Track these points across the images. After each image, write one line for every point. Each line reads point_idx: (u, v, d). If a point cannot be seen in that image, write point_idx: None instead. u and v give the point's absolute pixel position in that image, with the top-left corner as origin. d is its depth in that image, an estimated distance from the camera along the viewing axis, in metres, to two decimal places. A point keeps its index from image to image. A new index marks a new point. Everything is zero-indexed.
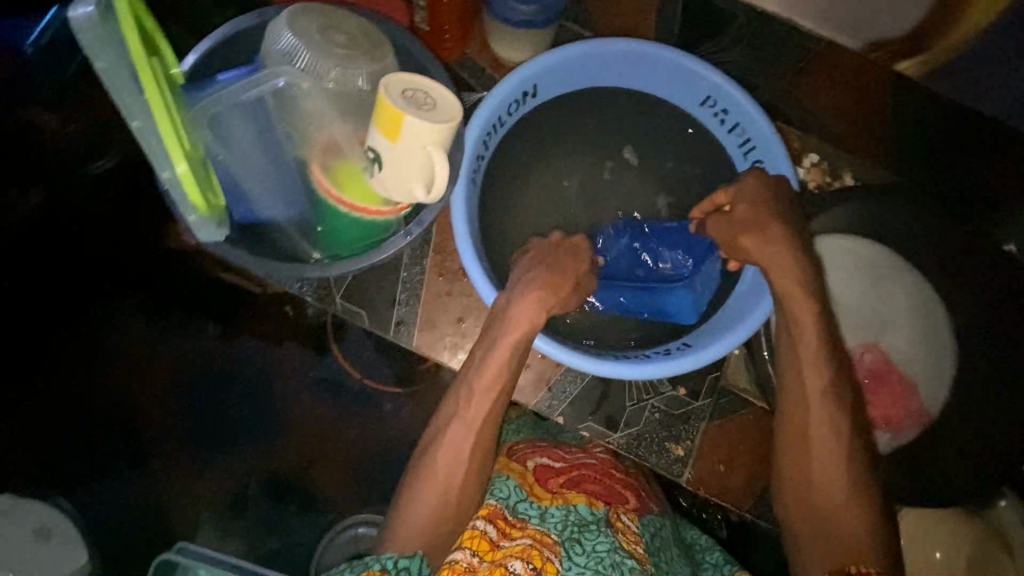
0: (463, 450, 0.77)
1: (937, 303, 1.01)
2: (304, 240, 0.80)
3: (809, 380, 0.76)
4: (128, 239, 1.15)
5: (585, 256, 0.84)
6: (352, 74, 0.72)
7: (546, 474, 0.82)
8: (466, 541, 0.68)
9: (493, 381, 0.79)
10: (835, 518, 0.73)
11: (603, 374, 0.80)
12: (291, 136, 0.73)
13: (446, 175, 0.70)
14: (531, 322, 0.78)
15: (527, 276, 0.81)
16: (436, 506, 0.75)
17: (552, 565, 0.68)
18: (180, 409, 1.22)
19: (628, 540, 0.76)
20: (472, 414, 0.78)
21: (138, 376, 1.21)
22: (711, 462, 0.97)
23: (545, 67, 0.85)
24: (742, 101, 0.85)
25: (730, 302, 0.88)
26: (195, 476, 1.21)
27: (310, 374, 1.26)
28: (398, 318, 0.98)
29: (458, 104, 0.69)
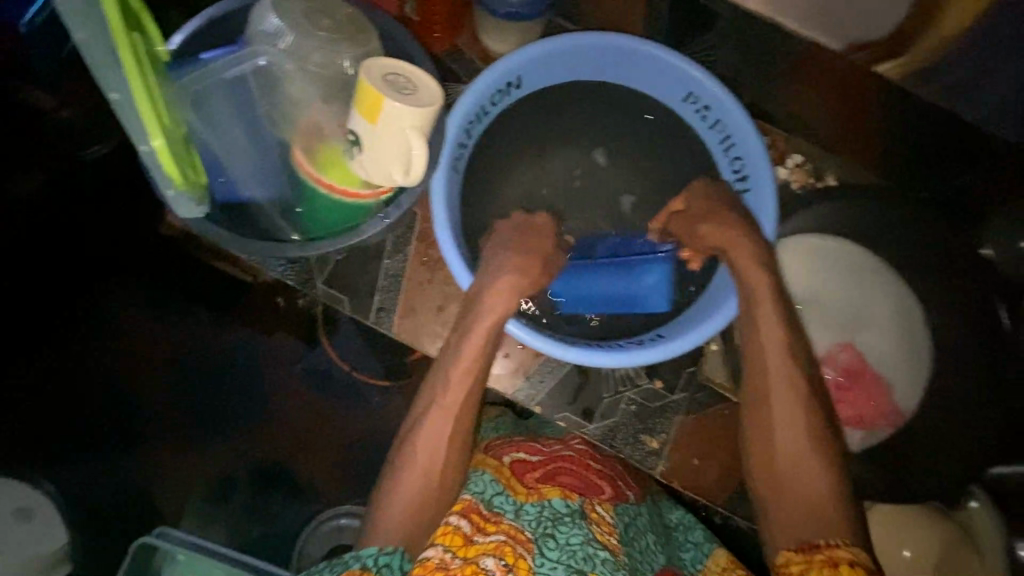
0: (440, 439, 0.77)
1: (914, 303, 1.01)
2: (285, 221, 0.81)
3: (775, 370, 0.78)
4: (129, 240, 1.16)
5: (551, 239, 0.86)
6: (336, 57, 0.73)
7: (521, 468, 0.81)
8: (439, 538, 0.68)
9: (467, 366, 0.79)
10: (812, 501, 0.73)
11: (576, 361, 0.81)
12: (272, 116, 0.74)
13: (425, 159, 0.71)
14: (504, 308, 0.79)
15: (500, 261, 0.81)
16: (416, 496, 0.75)
17: (525, 562, 0.69)
18: (174, 401, 1.24)
19: (602, 531, 0.75)
20: (447, 403, 0.78)
21: (135, 372, 1.22)
22: (686, 455, 0.98)
23: (529, 59, 0.86)
24: (723, 98, 0.86)
25: (703, 294, 0.90)
26: (182, 464, 1.23)
27: (297, 368, 1.27)
28: (379, 304, 0.98)
29: (438, 90, 0.71)
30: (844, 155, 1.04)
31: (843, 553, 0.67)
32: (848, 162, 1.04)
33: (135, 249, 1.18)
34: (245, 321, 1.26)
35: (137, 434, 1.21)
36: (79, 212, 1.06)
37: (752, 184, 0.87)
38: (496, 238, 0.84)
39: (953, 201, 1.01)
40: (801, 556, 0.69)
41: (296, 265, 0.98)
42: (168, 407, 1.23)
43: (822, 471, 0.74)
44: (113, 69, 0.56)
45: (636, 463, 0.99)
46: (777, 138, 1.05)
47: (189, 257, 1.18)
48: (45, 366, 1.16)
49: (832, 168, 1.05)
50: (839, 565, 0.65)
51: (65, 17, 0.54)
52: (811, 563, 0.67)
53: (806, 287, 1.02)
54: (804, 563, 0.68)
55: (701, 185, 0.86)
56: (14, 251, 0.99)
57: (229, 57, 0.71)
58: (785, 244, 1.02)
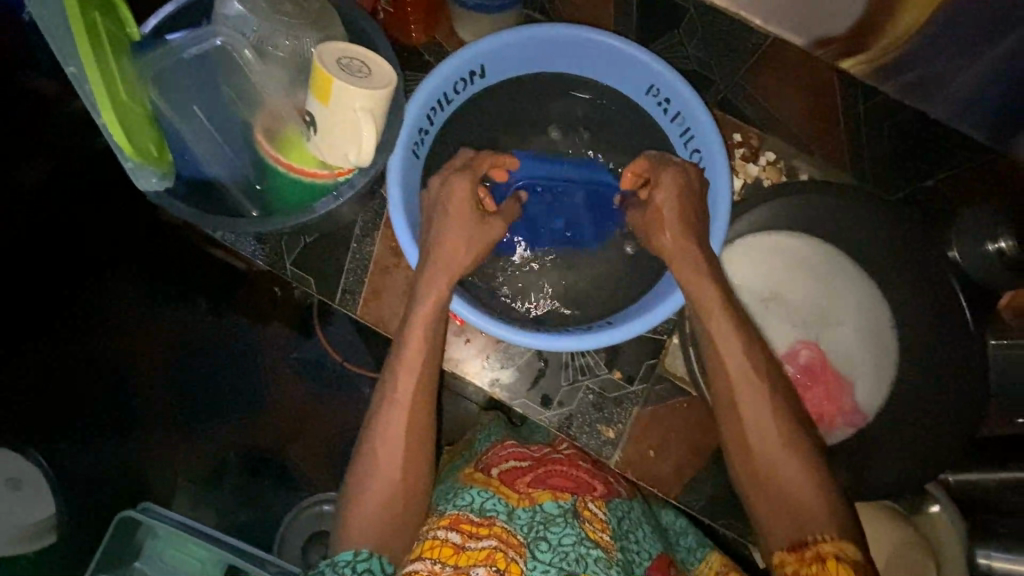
0: (394, 434, 0.77)
1: (885, 309, 1.00)
2: (247, 199, 0.84)
3: (735, 355, 0.77)
4: (128, 240, 1.20)
5: (467, 205, 0.83)
6: (295, 45, 0.76)
7: (512, 474, 0.82)
8: (427, 552, 0.69)
9: (419, 345, 0.81)
10: (799, 508, 0.70)
11: (522, 344, 0.84)
12: (234, 98, 0.78)
13: (374, 140, 0.73)
14: (439, 293, 0.81)
15: (448, 241, 0.82)
16: (385, 495, 0.75)
17: (517, 566, 0.69)
18: (174, 390, 1.29)
19: (595, 529, 0.75)
20: (404, 391, 0.79)
21: (136, 361, 1.27)
22: (642, 447, 0.99)
23: (492, 49, 0.88)
24: (681, 90, 0.87)
25: (655, 287, 0.92)
26: (177, 451, 1.29)
27: (292, 356, 1.31)
28: (345, 287, 1.01)
29: (392, 73, 0.73)
30: (821, 152, 1.02)
31: (829, 545, 0.66)
32: (820, 156, 1.02)
33: (133, 247, 1.23)
34: (242, 310, 1.30)
35: (137, 424, 1.26)
36: (79, 212, 1.07)
37: (708, 175, 0.88)
38: (443, 218, 0.82)
39: (925, 199, 1.00)
40: (793, 554, 0.67)
41: (267, 245, 1.00)
42: (168, 405, 1.29)
43: (787, 458, 0.73)
44: (68, 45, 0.60)
45: (592, 453, 0.99)
46: (752, 134, 1.02)
47: (187, 246, 1.25)
48: (45, 366, 1.12)
49: (806, 164, 1.02)
50: (826, 559, 0.64)
51: None
52: (804, 562, 0.66)
53: (771, 283, 1.02)
54: (797, 562, 0.66)
55: (675, 174, 0.83)
56: (14, 250, 0.99)
57: (187, 38, 0.73)
58: (745, 243, 1.01)
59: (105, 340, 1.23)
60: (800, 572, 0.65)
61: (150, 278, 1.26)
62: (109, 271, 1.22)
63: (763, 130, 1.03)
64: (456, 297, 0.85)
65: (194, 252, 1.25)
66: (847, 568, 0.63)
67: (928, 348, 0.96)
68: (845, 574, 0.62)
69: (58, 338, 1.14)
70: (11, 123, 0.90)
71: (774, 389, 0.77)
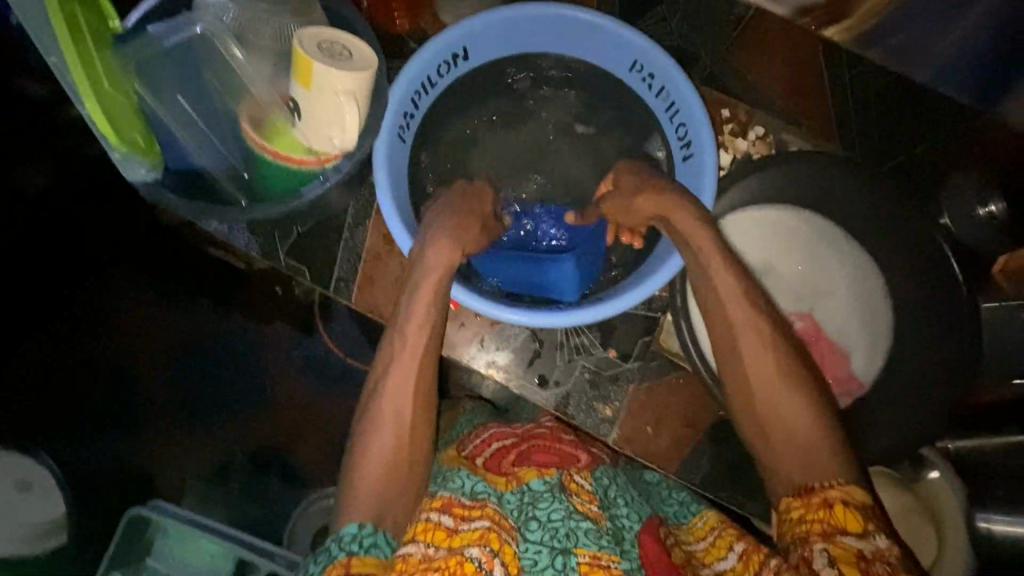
0: (403, 403, 0.75)
1: (875, 277, 1.01)
2: (235, 188, 0.85)
3: (743, 318, 0.76)
4: (128, 240, 1.19)
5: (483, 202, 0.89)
6: (273, 31, 0.79)
7: (496, 456, 0.81)
8: (420, 534, 0.70)
9: (423, 317, 0.78)
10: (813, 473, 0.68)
11: (510, 320, 0.85)
12: (217, 84, 0.79)
13: (357, 124, 0.74)
14: (446, 264, 0.80)
15: (438, 220, 0.82)
16: (387, 464, 0.74)
17: (509, 548, 0.70)
18: (171, 385, 1.30)
19: (582, 501, 0.76)
20: (408, 362, 0.77)
21: (137, 357, 1.28)
22: (639, 423, 0.99)
23: (474, 30, 0.87)
24: (665, 64, 0.87)
25: (653, 250, 0.92)
26: (181, 447, 1.29)
27: (294, 353, 1.33)
28: (338, 276, 1.02)
29: (373, 56, 0.74)
30: (810, 124, 1.00)
31: (836, 491, 0.66)
32: (806, 128, 1.00)
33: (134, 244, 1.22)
34: (243, 310, 1.31)
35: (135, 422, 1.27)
36: (80, 212, 1.05)
37: (696, 148, 0.87)
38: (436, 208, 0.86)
39: (924, 162, 0.98)
40: (800, 500, 0.67)
41: (259, 236, 1.01)
42: (168, 403, 1.30)
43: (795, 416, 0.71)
44: (46, 34, 0.61)
45: (590, 431, 1.00)
46: (739, 111, 1.01)
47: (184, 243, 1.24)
48: (46, 367, 1.17)
49: (794, 137, 1.00)
50: (834, 505, 0.65)
51: None
52: (809, 507, 0.66)
53: (762, 256, 1.01)
54: (803, 507, 0.66)
55: (625, 166, 0.91)
56: (14, 251, 0.96)
57: (167, 26, 0.73)
58: (740, 216, 1.01)
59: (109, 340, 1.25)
60: (805, 516, 0.66)
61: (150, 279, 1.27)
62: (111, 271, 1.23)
63: (750, 106, 1.01)
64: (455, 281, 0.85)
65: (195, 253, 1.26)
66: (855, 513, 0.64)
67: (926, 314, 0.96)
68: (854, 520, 0.63)
69: (58, 338, 1.18)
70: (11, 123, 0.87)
71: (775, 354, 0.75)
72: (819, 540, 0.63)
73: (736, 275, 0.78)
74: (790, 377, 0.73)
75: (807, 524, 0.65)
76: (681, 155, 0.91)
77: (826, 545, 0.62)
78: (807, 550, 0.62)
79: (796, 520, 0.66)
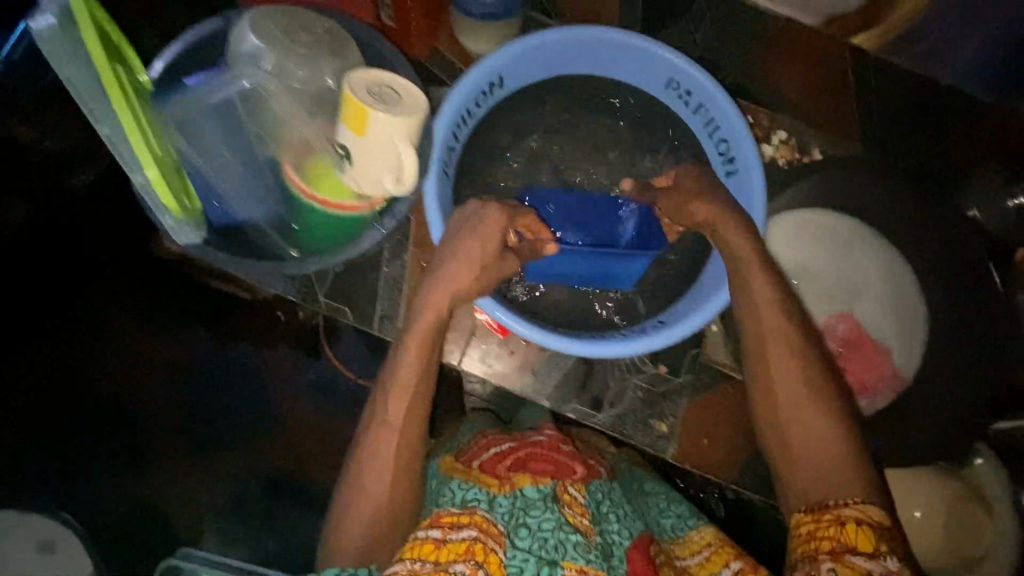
0: (392, 427, 0.78)
1: (909, 279, 1.02)
2: (281, 238, 0.82)
3: (768, 326, 0.77)
4: (128, 239, 1.12)
5: (499, 231, 0.82)
6: (320, 74, 0.73)
7: (492, 461, 0.82)
8: (408, 553, 0.68)
9: (417, 348, 0.80)
10: (835, 468, 0.70)
11: (578, 352, 0.84)
12: (260, 136, 0.74)
13: (414, 165, 0.72)
14: (440, 307, 0.80)
15: (463, 248, 0.80)
16: (376, 496, 0.76)
17: (495, 556, 0.68)
18: (175, 413, 1.18)
19: (574, 513, 0.74)
20: (397, 389, 0.79)
21: (136, 375, 1.16)
22: (695, 436, 1.00)
23: (510, 58, 0.86)
24: (703, 82, 0.87)
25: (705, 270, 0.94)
26: (193, 489, 1.18)
27: (305, 378, 1.22)
28: (381, 313, 0.99)
29: (423, 98, 0.71)
30: (833, 130, 1.04)
31: (850, 509, 0.67)
32: (828, 129, 1.04)
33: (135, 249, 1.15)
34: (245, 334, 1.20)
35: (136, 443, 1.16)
36: (79, 211, 1.06)
37: (740, 164, 0.88)
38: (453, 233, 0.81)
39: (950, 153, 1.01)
40: (811, 516, 0.69)
41: (297, 280, 0.98)
42: (167, 404, 1.18)
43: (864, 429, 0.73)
44: (102, 107, 0.58)
45: (648, 448, 1.01)
46: (761, 115, 1.04)
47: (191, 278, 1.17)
48: (45, 366, 1.12)
49: (817, 140, 1.04)
50: (846, 523, 0.66)
51: (48, 57, 0.54)
52: (820, 523, 0.67)
53: (799, 261, 1.03)
54: (813, 523, 0.67)
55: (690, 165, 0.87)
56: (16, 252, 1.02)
57: (211, 83, 0.70)
58: (780, 220, 1.02)
59: (106, 341, 1.15)
60: (816, 532, 0.67)
61: (152, 310, 1.17)
62: (109, 275, 1.15)
63: (774, 110, 1.05)
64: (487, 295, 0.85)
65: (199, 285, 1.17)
66: (868, 533, 0.64)
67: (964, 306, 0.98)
68: (864, 539, 0.63)
69: (58, 338, 1.13)
70: None
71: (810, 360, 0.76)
72: (826, 558, 0.63)
73: (774, 286, 0.79)
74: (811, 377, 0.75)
75: (817, 541, 0.66)
76: (724, 170, 0.92)
77: (834, 564, 0.62)
78: (813, 568, 0.63)
79: (806, 536, 0.67)
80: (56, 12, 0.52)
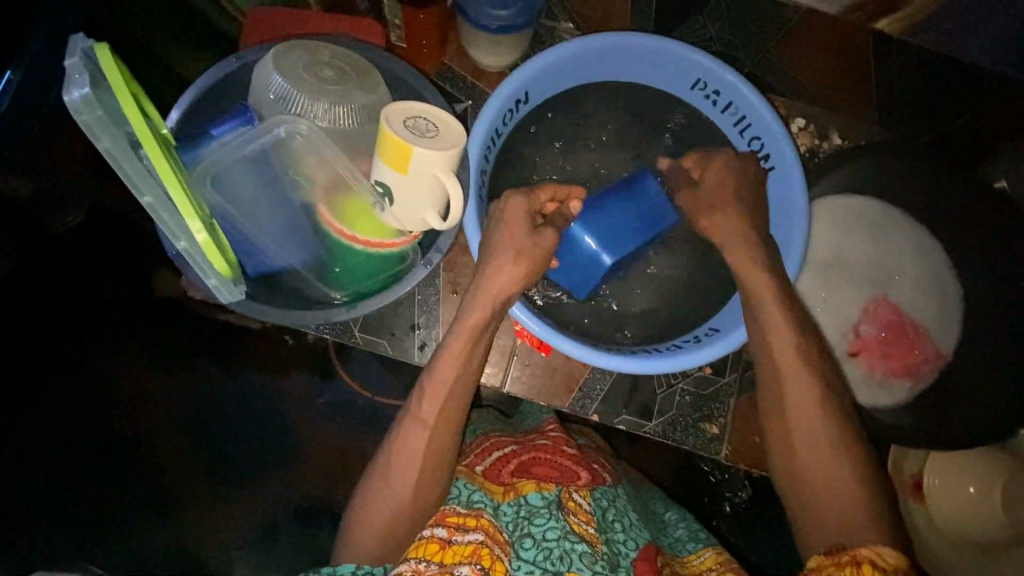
0: (424, 424, 0.77)
1: (942, 258, 1.00)
2: (322, 282, 0.81)
3: (795, 321, 0.78)
4: (130, 238, 1.02)
5: (523, 231, 0.79)
6: (349, 111, 0.72)
7: (496, 466, 0.81)
8: (413, 552, 0.68)
9: (456, 369, 0.78)
10: (839, 509, 0.70)
11: (617, 366, 0.82)
12: (295, 183, 0.71)
13: (460, 196, 0.69)
14: (479, 316, 0.78)
15: (495, 264, 0.78)
16: (394, 508, 0.75)
17: (501, 563, 0.67)
18: (190, 452, 1.10)
19: (579, 521, 0.72)
20: (432, 390, 0.77)
21: (138, 412, 1.08)
22: (744, 434, 0.99)
23: (534, 73, 0.84)
24: (733, 81, 0.86)
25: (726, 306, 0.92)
26: (214, 526, 1.10)
27: (319, 402, 1.14)
28: (421, 341, 0.96)
29: (460, 127, 0.68)
30: (847, 112, 1.05)
31: (865, 551, 0.64)
32: (844, 115, 1.05)
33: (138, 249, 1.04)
34: (254, 361, 1.12)
35: (154, 460, 1.08)
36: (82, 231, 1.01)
37: (776, 160, 0.87)
38: (488, 242, 0.79)
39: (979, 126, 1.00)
40: (830, 558, 0.64)
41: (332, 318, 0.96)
42: (171, 433, 1.09)
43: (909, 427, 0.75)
44: (143, 174, 0.56)
45: (700, 452, 1.00)
46: (779, 104, 1.05)
47: (195, 315, 1.08)
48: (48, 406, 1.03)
49: (834, 125, 1.05)
50: (862, 564, 0.62)
51: (87, 128, 0.52)
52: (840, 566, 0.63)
53: (830, 250, 1.03)
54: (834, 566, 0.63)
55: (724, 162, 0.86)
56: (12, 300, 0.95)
57: (243, 135, 0.66)
58: (820, 209, 1.03)
59: (113, 362, 1.06)
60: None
61: (160, 344, 1.08)
62: (109, 276, 1.04)
63: (789, 98, 1.06)
64: (516, 302, 0.82)
65: (205, 318, 1.08)
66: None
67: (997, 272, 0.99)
68: None
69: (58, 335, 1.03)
70: None
71: (829, 363, 0.79)
72: None
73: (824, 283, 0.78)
74: (826, 398, 0.75)
75: None
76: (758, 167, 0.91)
77: None
78: None
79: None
80: (89, 82, 0.50)
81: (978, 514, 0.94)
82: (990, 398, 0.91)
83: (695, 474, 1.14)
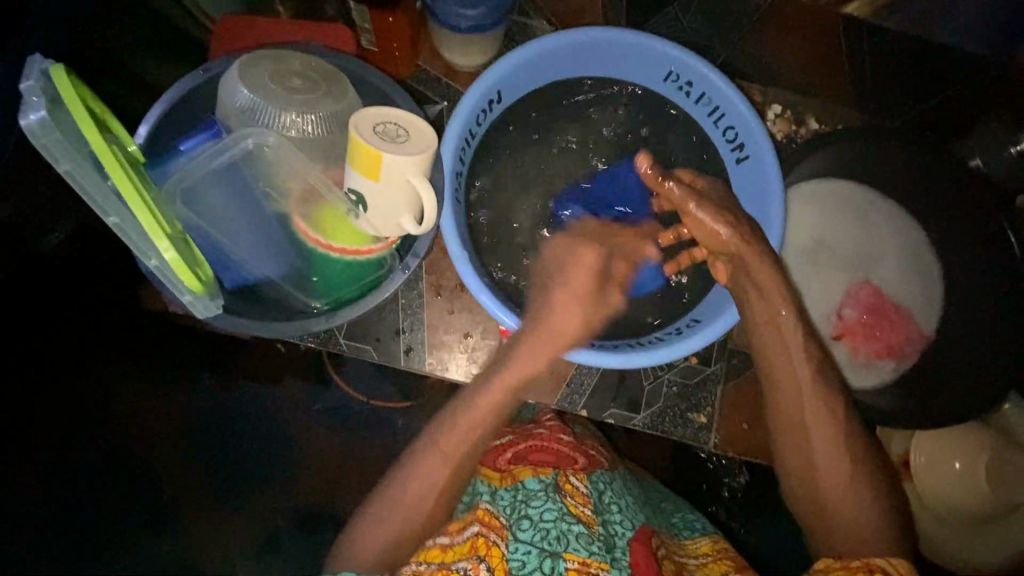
0: (451, 455, 0.76)
1: (920, 237, 1.02)
2: (300, 292, 0.80)
3: (774, 309, 0.79)
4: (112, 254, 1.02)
5: (591, 283, 0.80)
6: (317, 120, 0.71)
7: (491, 453, 0.82)
8: (419, 556, 0.71)
9: (494, 404, 0.78)
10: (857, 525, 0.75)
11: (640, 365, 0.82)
12: (266, 194, 0.71)
13: (432, 200, 0.68)
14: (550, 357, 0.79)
15: (558, 316, 0.79)
16: (400, 526, 0.73)
17: (498, 550, 0.68)
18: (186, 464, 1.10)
19: (576, 503, 0.73)
20: (469, 420, 0.77)
21: None
22: (734, 422, 1.00)
23: (505, 74, 0.84)
24: (706, 72, 0.86)
25: (711, 296, 0.93)
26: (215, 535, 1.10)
27: (313, 409, 1.15)
28: (406, 345, 0.96)
29: (431, 130, 0.67)
30: (824, 95, 1.05)
31: (880, 559, 0.68)
32: (821, 97, 1.06)
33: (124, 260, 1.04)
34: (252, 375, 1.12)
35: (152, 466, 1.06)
36: None
37: (751, 150, 0.87)
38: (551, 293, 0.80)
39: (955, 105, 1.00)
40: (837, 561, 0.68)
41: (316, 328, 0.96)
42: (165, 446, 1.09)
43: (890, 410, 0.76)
44: (106, 194, 0.56)
45: (688, 441, 1.00)
46: (755, 91, 1.06)
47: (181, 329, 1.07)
48: None
49: (810, 111, 1.06)
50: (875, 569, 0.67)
51: (47, 152, 0.52)
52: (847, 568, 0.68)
53: (811, 236, 1.03)
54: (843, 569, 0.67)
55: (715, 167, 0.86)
56: None
57: (210, 150, 0.66)
58: (793, 194, 1.03)
59: (114, 364, 1.02)
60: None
61: (153, 354, 1.05)
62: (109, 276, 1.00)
63: (764, 85, 1.07)
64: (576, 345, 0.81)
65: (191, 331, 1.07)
66: None
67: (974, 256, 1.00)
68: None
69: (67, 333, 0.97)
70: None
71: (810, 349, 0.79)
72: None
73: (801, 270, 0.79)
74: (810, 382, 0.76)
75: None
76: (734, 157, 0.91)
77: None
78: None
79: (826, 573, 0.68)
80: (46, 104, 0.50)
81: (967, 490, 0.95)
82: (979, 386, 0.90)
83: (690, 462, 1.15)
